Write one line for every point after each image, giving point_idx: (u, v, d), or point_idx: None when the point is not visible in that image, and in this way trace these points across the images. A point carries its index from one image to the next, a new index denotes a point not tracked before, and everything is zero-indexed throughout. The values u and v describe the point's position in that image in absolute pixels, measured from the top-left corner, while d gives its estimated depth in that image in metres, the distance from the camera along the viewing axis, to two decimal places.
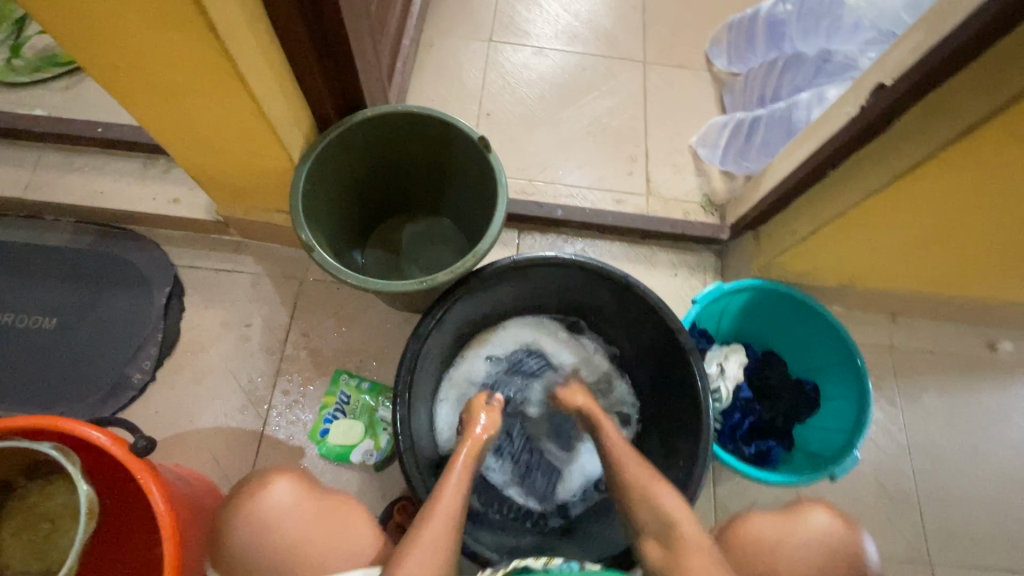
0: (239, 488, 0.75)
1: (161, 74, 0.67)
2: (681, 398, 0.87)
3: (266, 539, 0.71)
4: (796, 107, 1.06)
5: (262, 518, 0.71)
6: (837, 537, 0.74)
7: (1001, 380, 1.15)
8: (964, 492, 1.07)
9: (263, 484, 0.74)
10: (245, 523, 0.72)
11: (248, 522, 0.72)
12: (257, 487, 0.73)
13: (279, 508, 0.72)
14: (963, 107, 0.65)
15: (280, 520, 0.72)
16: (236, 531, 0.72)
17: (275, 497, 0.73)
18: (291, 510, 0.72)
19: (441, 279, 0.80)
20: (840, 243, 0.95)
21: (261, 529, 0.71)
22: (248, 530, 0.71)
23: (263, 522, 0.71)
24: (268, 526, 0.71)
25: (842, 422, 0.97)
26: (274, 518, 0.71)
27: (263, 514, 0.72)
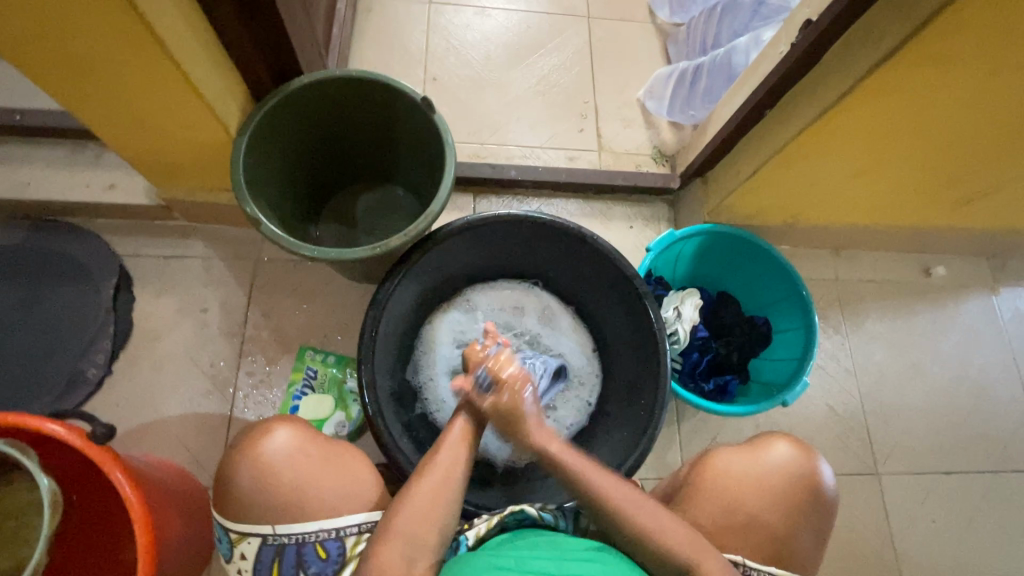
0: (240, 436, 0.74)
1: (79, 51, 0.64)
2: (640, 340, 0.90)
3: (270, 481, 0.70)
4: (735, 52, 1.09)
5: (265, 462, 0.70)
6: (785, 455, 0.79)
7: (935, 302, 1.24)
8: (906, 406, 1.16)
9: (266, 431, 0.73)
10: (248, 467, 0.70)
11: (251, 465, 0.70)
12: (261, 433, 0.72)
13: (286, 451, 0.72)
14: (883, 36, 0.68)
15: (285, 463, 0.71)
16: (238, 476, 0.70)
17: (281, 440, 0.72)
18: (297, 453, 0.72)
19: (395, 243, 0.80)
20: (782, 181, 0.98)
21: (265, 471, 0.70)
22: (250, 474, 0.70)
23: (268, 464, 0.70)
24: (273, 469, 0.70)
25: (793, 350, 1.02)
26: (280, 461, 0.71)
27: (267, 457, 0.71)
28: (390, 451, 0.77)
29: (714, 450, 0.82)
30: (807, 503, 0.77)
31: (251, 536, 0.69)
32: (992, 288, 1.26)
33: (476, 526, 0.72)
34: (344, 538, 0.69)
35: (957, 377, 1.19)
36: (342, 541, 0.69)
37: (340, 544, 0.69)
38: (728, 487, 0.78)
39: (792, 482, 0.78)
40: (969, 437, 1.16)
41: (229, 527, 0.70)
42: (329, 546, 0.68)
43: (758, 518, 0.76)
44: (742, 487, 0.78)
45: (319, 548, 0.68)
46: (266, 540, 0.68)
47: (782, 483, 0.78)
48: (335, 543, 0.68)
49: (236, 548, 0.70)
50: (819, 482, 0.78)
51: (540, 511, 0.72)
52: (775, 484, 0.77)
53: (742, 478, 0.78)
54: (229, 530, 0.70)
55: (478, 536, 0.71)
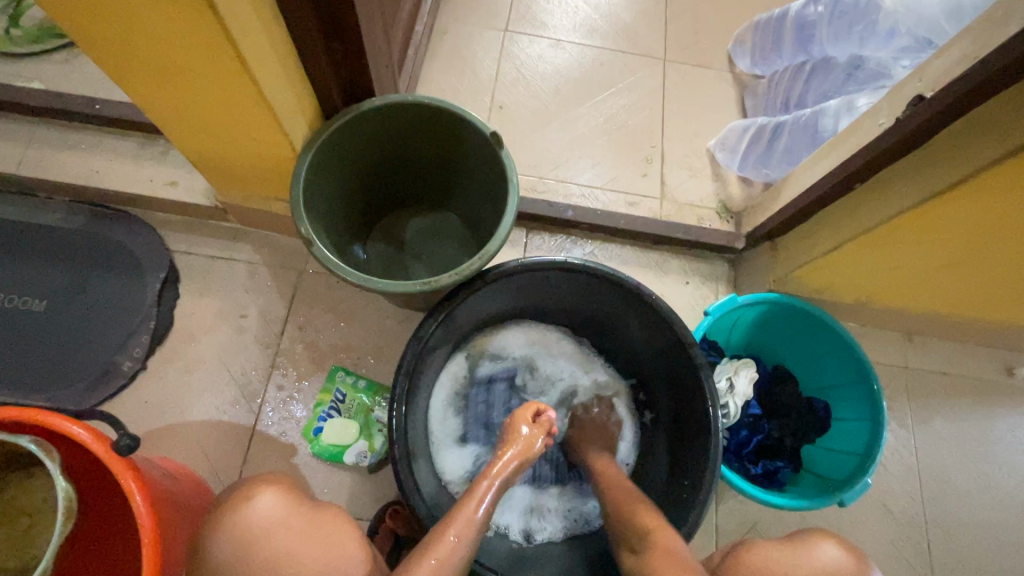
0: (221, 500, 0.68)
1: (159, 53, 0.63)
2: (690, 414, 0.83)
3: (246, 554, 0.62)
4: (822, 115, 1.02)
5: (241, 532, 0.64)
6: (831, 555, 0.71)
7: (1017, 407, 1.12)
8: (973, 519, 1.04)
9: (248, 495, 0.67)
10: (222, 538, 0.63)
11: (226, 534, 0.64)
12: (243, 497, 0.66)
13: (266, 520, 0.65)
14: (1013, 125, 0.61)
15: (264, 535, 0.64)
16: (210, 547, 0.63)
17: (263, 506, 0.66)
18: (277, 524, 0.65)
19: (444, 281, 0.76)
20: (864, 260, 0.90)
21: (245, 540, 0.63)
22: (225, 542, 0.63)
23: (241, 537, 0.63)
24: (248, 543, 0.63)
25: (854, 444, 0.93)
26: (259, 533, 0.64)
27: (247, 526, 0.64)
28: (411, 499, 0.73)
29: (751, 541, 0.75)
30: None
31: None
32: None
33: None
34: None
35: None
36: None
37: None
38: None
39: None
40: None
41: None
42: None
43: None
44: None
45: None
46: None
47: None
48: None
49: None
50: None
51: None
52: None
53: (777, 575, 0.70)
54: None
55: None
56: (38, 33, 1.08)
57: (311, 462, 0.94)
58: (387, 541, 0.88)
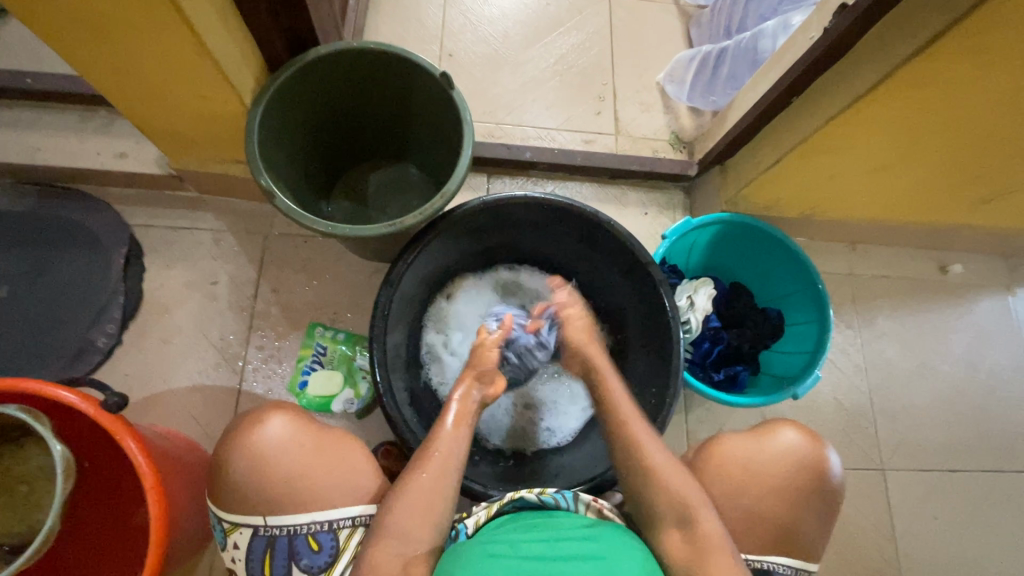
0: (233, 426, 0.73)
1: (87, 9, 0.62)
2: (653, 328, 0.89)
3: (262, 471, 0.69)
4: (761, 36, 1.06)
5: (257, 451, 0.70)
6: (791, 440, 0.79)
7: (950, 300, 1.22)
8: (913, 403, 1.15)
9: (260, 419, 0.72)
10: (239, 458, 0.70)
11: (243, 453, 0.70)
12: (256, 422, 0.72)
13: (277, 442, 0.70)
14: (923, 23, 0.65)
15: (278, 454, 0.70)
16: (229, 466, 0.70)
17: (274, 431, 0.71)
18: (289, 443, 0.71)
19: (409, 222, 0.79)
20: (805, 171, 0.96)
21: (259, 458, 0.69)
22: (243, 460, 0.70)
23: (258, 455, 0.70)
24: (264, 460, 0.69)
25: (804, 344, 1.02)
26: (272, 452, 0.70)
27: (260, 447, 0.70)
28: (399, 429, 0.77)
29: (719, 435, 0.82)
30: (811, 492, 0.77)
31: (243, 527, 0.69)
32: (1008, 288, 1.24)
33: (475, 513, 0.72)
34: (336, 531, 0.69)
35: (967, 377, 1.19)
36: (335, 533, 0.68)
37: (333, 536, 0.68)
38: (731, 472, 0.77)
39: (797, 468, 0.77)
40: (975, 436, 1.15)
41: (223, 516, 0.70)
42: (322, 538, 0.68)
43: (756, 505, 0.76)
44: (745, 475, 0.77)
45: (312, 539, 0.68)
46: (258, 531, 0.68)
47: (785, 470, 0.77)
48: (328, 535, 0.68)
49: (228, 538, 0.70)
50: (825, 470, 0.78)
51: (540, 496, 0.72)
52: (781, 471, 0.77)
53: (745, 465, 0.78)
54: (223, 520, 0.70)
55: (478, 523, 0.71)
56: None
57: None
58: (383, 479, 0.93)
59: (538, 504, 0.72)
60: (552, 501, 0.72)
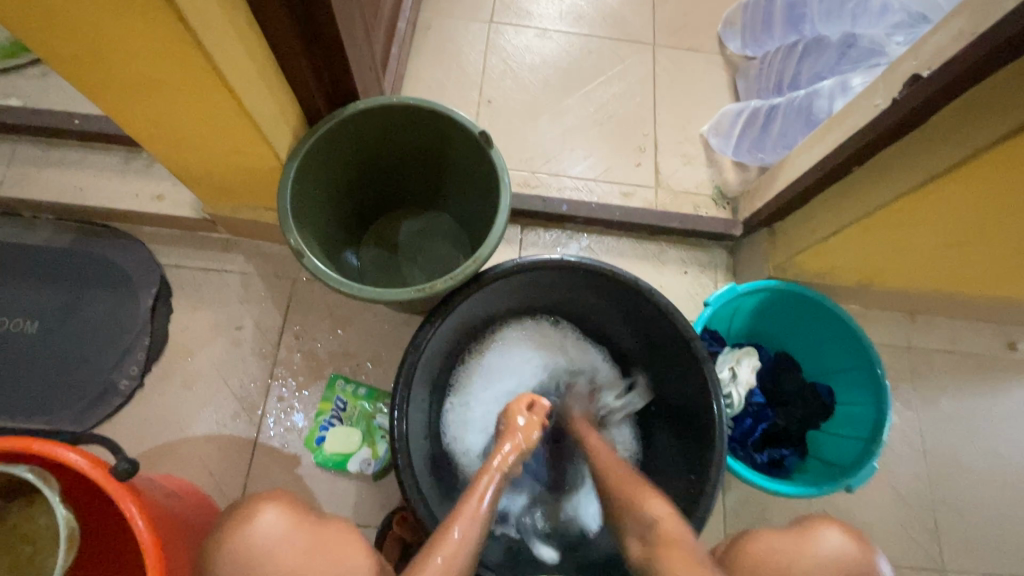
0: (223, 517, 0.69)
1: (133, 71, 0.62)
2: (692, 407, 0.83)
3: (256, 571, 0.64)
4: (817, 96, 1.00)
5: (243, 551, 0.65)
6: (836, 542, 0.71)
7: (1021, 380, 1.11)
8: (980, 495, 1.04)
9: (250, 513, 0.67)
10: (225, 557, 0.65)
11: (234, 552, 0.65)
12: (244, 518, 0.67)
13: (268, 538, 0.65)
14: (1011, 104, 0.60)
15: (271, 551, 0.65)
16: (215, 564, 0.65)
17: (267, 524, 0.66)
18: (280, 541, 0.66)
19: (439, 286, 0.75)
20: (865, 242, 0.89)
21: (250, 558, 0.64)
22: (231, 560, 0.64)
23: (251, 552, 0.64)
24: (251, 562, 0.64)
25: (859, 429, 0.93)
26: (266, 549, 0.65)
27: (255, 543, 0.65)
28: (416, 510, 0.72)
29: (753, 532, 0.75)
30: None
31: None
32: None
33: None
34: None
35: None
36: None
37: None
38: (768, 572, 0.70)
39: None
40: None
41: None
42: None
43: None
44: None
45: None
46: None
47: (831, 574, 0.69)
48: None
49: None
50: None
51: None
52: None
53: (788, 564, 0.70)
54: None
55: None
56: (10, 48, 1.05)
57: (315, 472, 0.94)
58: (396, 549, 0.87)
59: None
60: None
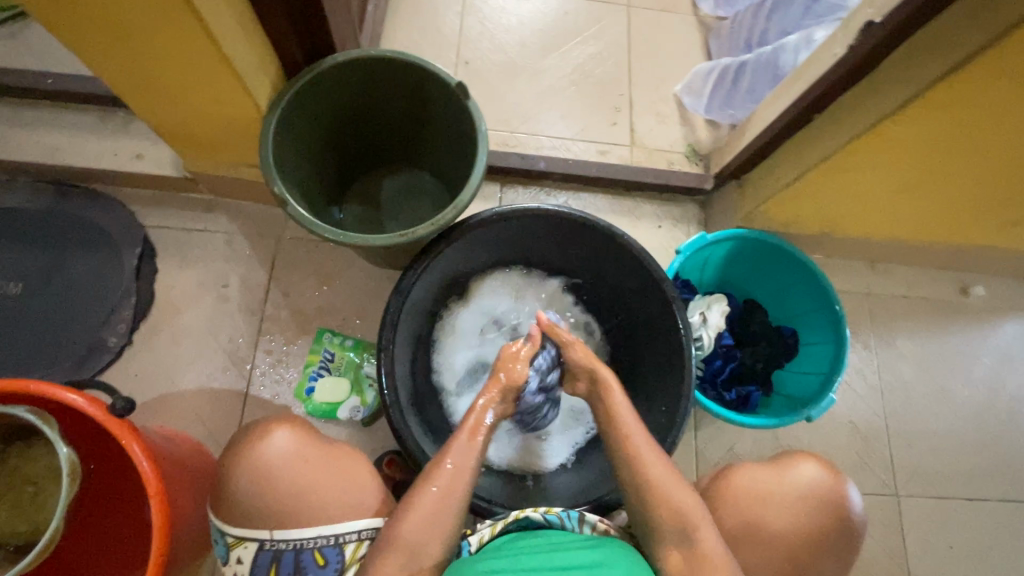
0: (238, 438, 0.73)
1: (113, 17, 0.63)
2: (663, 345, 0.88)
3: (266, 486, 0.69)
4: (782, 51, 1.04)
5: (264, 466, 0.70)
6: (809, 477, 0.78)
7: (971, 322, 1.19)
8: (930, 428, 1.13)
9: (264, 433, 0.72)
10: (243, 474, 0.69)
11: (249, 469, 0.70)
12: (258, 437, 0.71)
13: (279, 457, 0.70)
14: (951, 45, 0.64)
15: (281, 469, 0.70)
16: (233, 482, 0.70)
17: (280, 444, 0.71)
18: (295, 457, 0.71)
19: (421, 232, 0.78)
20: (826, 189, 0.94)
21: (263, 475, 0.69)
22: (245, 477, 0.69)
23: (264, 468, 0.69)
24: (268, 477, 0.69)
25: (820, 365, 0.99)
26: (276, 467, 0.70)
27: (265, 461, 0.70)
28: (406, 442, 0.77)
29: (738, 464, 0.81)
30: (830, 531, 0.77)
31: (249, 541, 0.68)
32: None
33: (480, 530, 0.71)
34: (342, 544, 0.68)
35: (987, 402, 1.15)
36: (341, 548, 0.68)
37: (338, 551, 0.68)
38: (747, 502, 0.77)
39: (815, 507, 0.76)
40: (994, 465, 1.12)
41: (227, 531, 0.69)
42: (328, 553, 0.68)
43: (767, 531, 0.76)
44: (762, 504, 0.76)
45: (318, 554, 0.68)
46: (263, 545, 0.68)
47: (799, 502, 0.76)
48: (334, 549, 0.68)
49: (231, 552, 0.69)
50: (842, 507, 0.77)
51: (545, 515, 0.70)
52: (795, 504, 0.76)
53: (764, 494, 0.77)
54: (227, 535, 0.69)
55: (482, 541, 0.70)
56: None
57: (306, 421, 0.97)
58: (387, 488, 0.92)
59: (543, 523, 0.71)
60: (558, 520, 0.71)
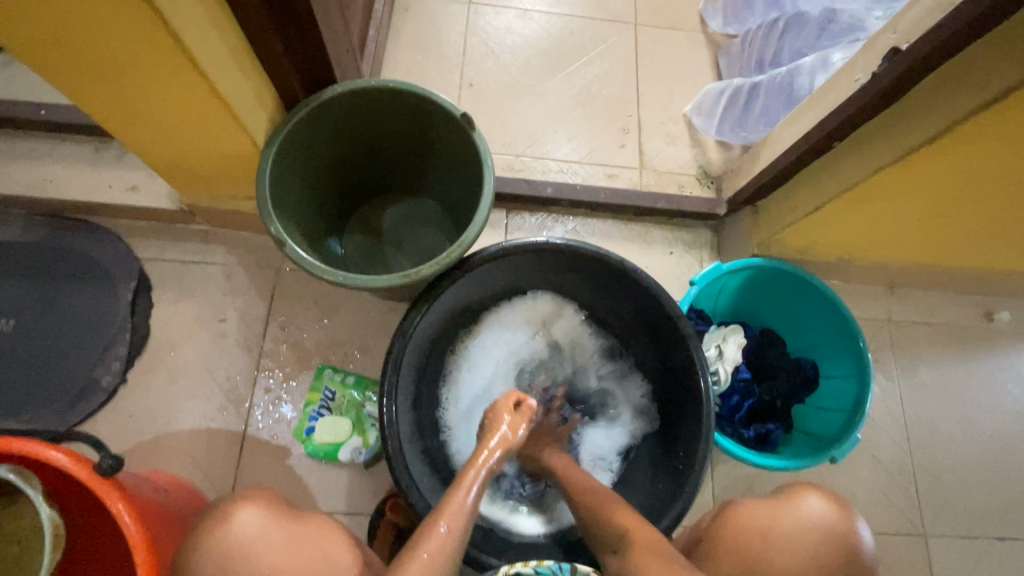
0: (198, 519, 0.66)
1: (101, 58, 0.60)
2: (679, 384, 0.84)
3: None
4: (798, 72, 1.00)
5: (225, 554, 0.62)
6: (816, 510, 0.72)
7: (997, 349, 1.14)
8: (957, 461, 1.07)
9: (227, 513, 0.65)
10: (203, 561, 0.62)
11: (208, 555, 0.62)
12: (221, 519, 0.64)
13: (243, 541, 0.63)
14: (986, 75, 0.60)
15: (246, 555, 0.62)
16: (191, 571, 0.62)
17: (245, 526, 0.64)
18: (261, 541, 0.63)
19: (425, 272, 0.74)
20: (847, 217, 0.90)
21: (226, 563, 0.62)
22: (203, 565, 0.62)
23: (228, 555, 0.62)
24: (232, 565, 0.62)
25: (843, 401, 0.95)
26: (240, 553, 0.62)
27: (229, 546, 0.62)
28: (409, 494, 0.72)
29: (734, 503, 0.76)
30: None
31: None
32: None
33: None
34: None
35: (1016, 434, 1.10)
36: None
37: None
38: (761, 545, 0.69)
39: (829, 542, 0.69)
40: None
41: None
42: None
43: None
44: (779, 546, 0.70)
45: None
46: None
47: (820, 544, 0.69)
48: None
49: None
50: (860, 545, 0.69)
51: (535, 569, 0.63)
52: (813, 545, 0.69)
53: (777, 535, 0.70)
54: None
55: None
56: None
57: (306, 462, 0.94)
58: (390, 535, 0.88)
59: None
60: (548, 573, 0.63)
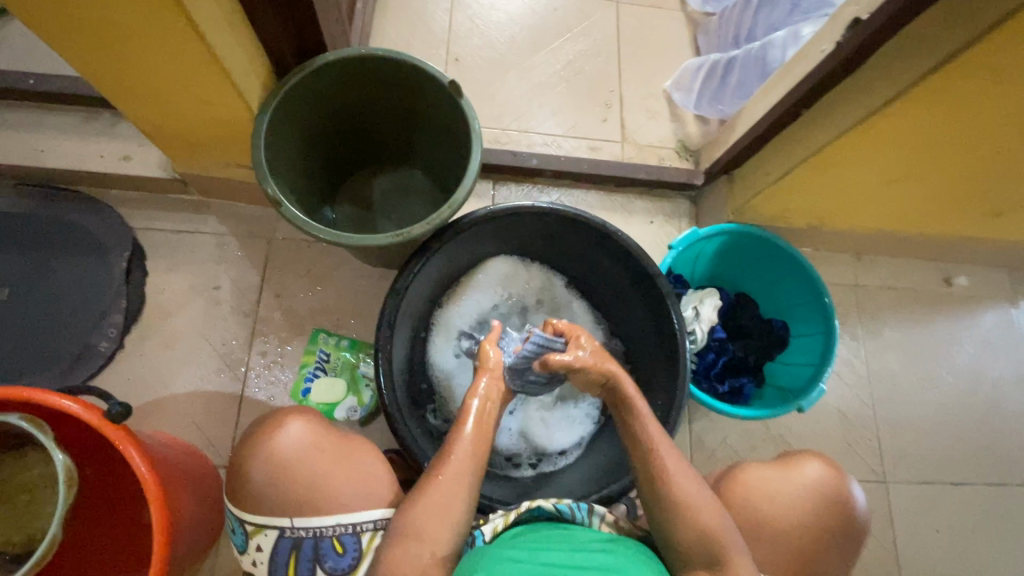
0: (252, 431, 0.74)
1: (103, 20, 0.62)
2: (658, 339, 0.89)
3: (283, 475, 0.70)
4: (771, 46, 1.04)
5: (278, 457, 0.71)
6: (816, 473, 0.79)
7: (954, 311, 1.22)
8: (916, 415, 1.15)
9: (280, 423, 0.73)
10: (260, 462, 0.71)
11: (264, 461, 0.71)
12: (274, 426, 0.72)
13: (293, 448, 0.71)
14: (936, 42, 0.66)
15: (297, 459, 0.71)
16: (250, 472, 0.71)
17: (295, 434, 0.72)
18: (309, 448, 0.72)
19: (416, 231, 0.78)
20: (815, 183, 0.95)
21: (279, 465, 0.70)
22: (260, 467, 0.70)
23: (281, 458, 0.71)
24: (286, 465, 0.71)
25: (810, 356, 1.01)
26: (290, 458, 0.71)
27: (281, 451, 0.71)
28: (404, 439, 0.77)
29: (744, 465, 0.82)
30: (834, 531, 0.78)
31: (268, 528, 0.69)
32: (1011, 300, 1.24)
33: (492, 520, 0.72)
34: (360, 533, 0.69)
35: (970, 389, 1.18)
36: (359, 536, 0.69)
37: (356, 539, 0.69)
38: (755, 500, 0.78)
39: (818, 505, 0.77)
40: (977, 449, 1.15)
41: (246, 519, 0.70)
42: (346, 540, 0.69)
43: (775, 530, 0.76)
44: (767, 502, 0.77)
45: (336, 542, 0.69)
46: (284, 532, 0.69)
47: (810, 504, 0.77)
48: (351, 537, 0.69)
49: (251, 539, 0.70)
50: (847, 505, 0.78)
51: (557, 505, 0.72)
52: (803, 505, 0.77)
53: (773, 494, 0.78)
54: (246, 523, 0.70)
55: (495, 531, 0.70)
56: None
57: None
58: None
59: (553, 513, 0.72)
60: (568, 511, 0.72)
